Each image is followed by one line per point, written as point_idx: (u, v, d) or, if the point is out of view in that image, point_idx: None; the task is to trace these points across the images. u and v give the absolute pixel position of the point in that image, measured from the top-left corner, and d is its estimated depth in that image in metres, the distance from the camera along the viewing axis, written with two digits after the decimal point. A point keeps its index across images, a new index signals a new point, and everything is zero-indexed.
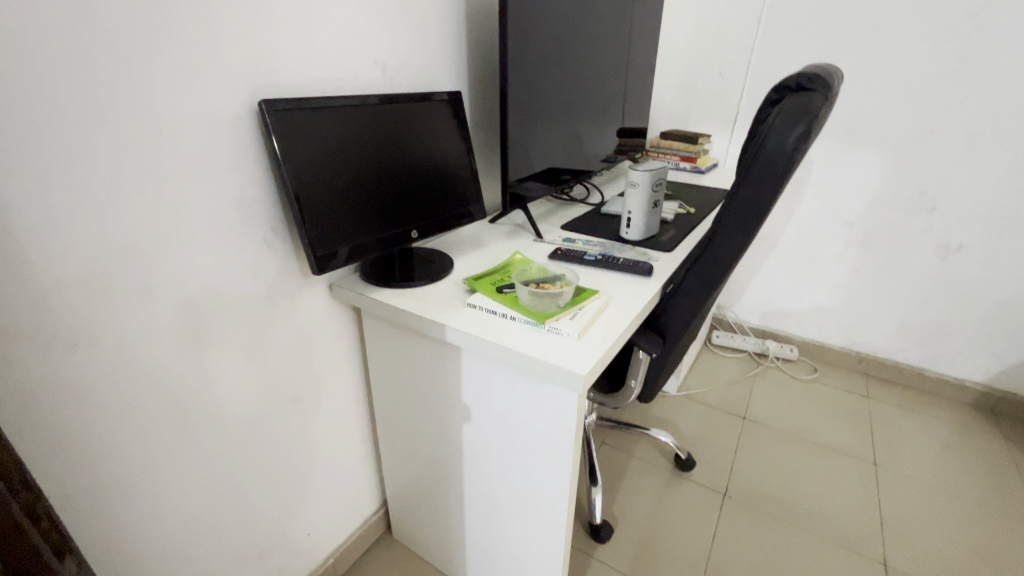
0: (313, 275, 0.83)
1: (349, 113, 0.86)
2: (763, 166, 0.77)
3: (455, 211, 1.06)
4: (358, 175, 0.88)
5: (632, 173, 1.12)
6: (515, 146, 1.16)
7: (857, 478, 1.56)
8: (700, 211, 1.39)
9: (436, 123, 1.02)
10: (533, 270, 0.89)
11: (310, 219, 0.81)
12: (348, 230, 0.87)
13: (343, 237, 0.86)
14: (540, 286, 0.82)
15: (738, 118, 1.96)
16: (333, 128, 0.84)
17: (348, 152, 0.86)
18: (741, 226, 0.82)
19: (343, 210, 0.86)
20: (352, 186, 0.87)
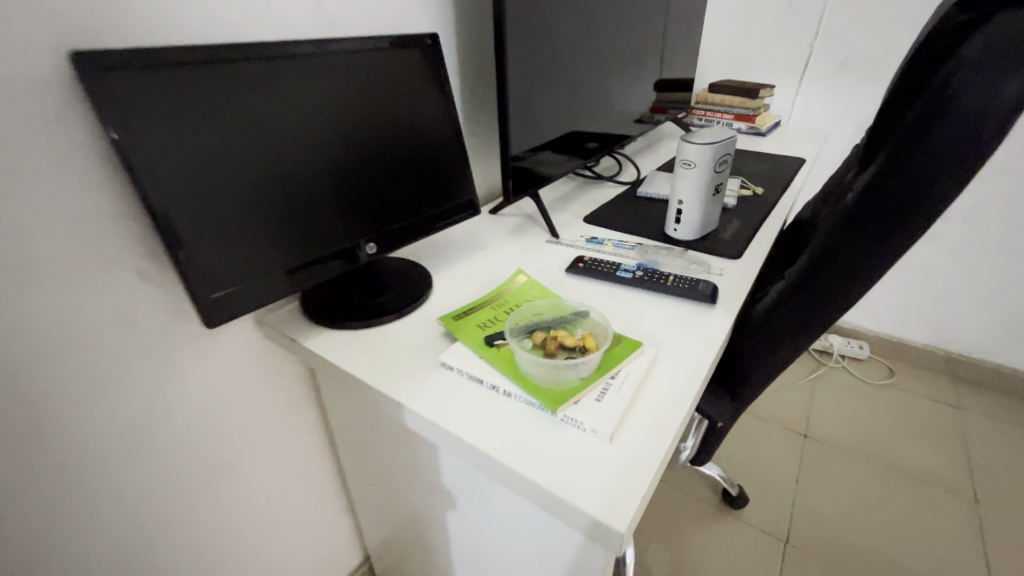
0: (208, 327, 0.56)
1: (247, 70, 0.54)
2: (936, 141, 0.44)
3: (432, 209, 0.75)
4: (270, 171, 0.58)
5: (685, 147, 0.78)
6: (517, 113, 0.83)
7: (952, 520, 1.26)
8: (769, 190, 1.05)
9: (399, 82, 0.68)
10: (539, 309, 0.60)
11: (187, 247, 0.53)
12: (259, 255, 0.58)
13: (251, 267, 0.58)
14: (552, 346, 0.53)
15: (810, 62, 1.54)
16: (226, 93, 0.53)
17: (248, 134, 0.55)
18: (870, 246, 0.51)
19: (249, 225, 0.57)
20: (261, 187, 0.57)
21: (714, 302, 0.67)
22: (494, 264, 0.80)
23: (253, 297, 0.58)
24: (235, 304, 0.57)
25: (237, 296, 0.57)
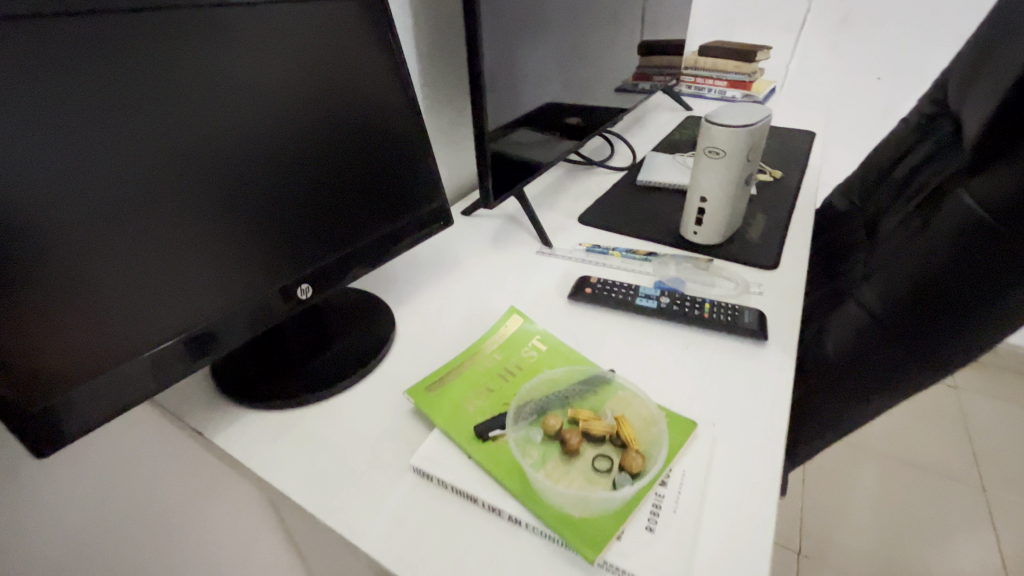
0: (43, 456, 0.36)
1: (60, 39, 0.32)
2: None
3: (388, 224, 0.55)
4: (122, 199, 0.36)
5: (709, 131, 0.61)
6: (492, 89, 0.64)
7: (959, 505, 1.18)
8: (788, 172, 0.89)
9: (329, 50, 0.46)
10: (550, 380, 0.43)
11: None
12: (120, 329, 0.38)
13: (108, 348, 0.37)
14: (574, 441, 0.38)
15: (808, 19, 1.38)
16: (35, 74, 0.32)
17: (71, 142, 0.34)
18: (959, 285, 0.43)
19: (94, 287, 0.36)
20: (107, 225, 0.36)
21: (765, 338, 0.52)
22: (477, 292, 0.62)
23: (115, 399, 0.38)
24: (82, 414, 0.37)
25: (85, 402, 0.37)
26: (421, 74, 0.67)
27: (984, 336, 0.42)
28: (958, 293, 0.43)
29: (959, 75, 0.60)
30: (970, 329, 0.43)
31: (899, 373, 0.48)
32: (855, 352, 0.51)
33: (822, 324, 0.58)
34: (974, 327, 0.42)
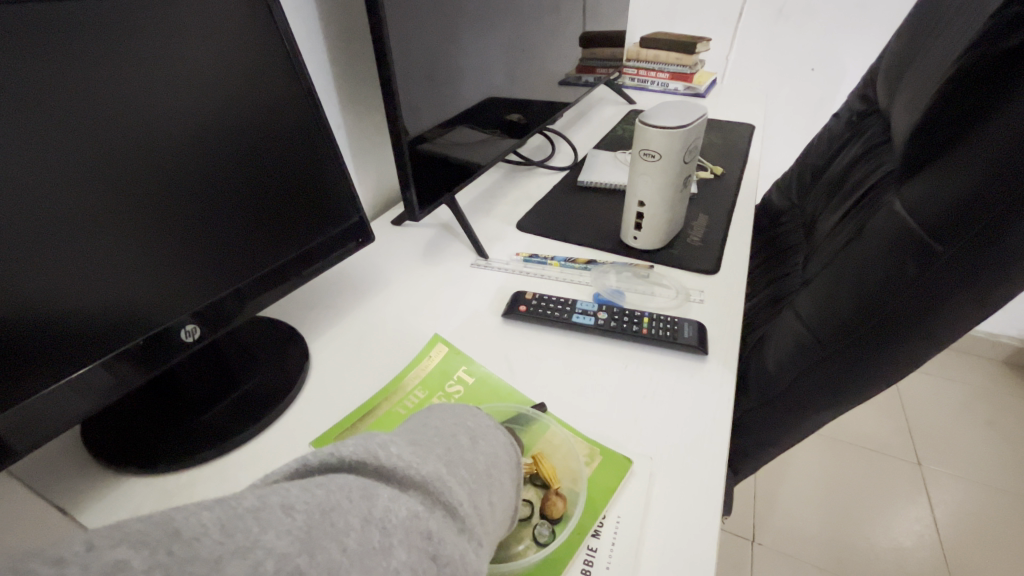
0: None
1: None
2: (997, 174, 0.35)
3: (295, 247, 0.48)
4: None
5: (644, 133, 0.58)
6: (411, 91, 0.58)
7: (898, 483, 1.22)
8: (727, 168, 0.88)
9: (206, 51, 0.38)
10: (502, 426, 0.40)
11: None
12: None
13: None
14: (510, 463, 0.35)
15: (744, 10, 1.38)
16: None
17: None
18: (916, 300, 0.41)
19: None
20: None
21: (705, 353, 0.50)
22: (403, 314, 0.57)
23: None
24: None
25: None
26: (333, 74, 0.61)
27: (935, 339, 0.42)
28: (911, 305, 0.42)
29: (886, 73, 0.59)
30: (927, 334, 0.42)
31: (851, 381, 0.48)
32: (805, 367, 0.50)
33: (767, 332, 0.57)
34: (931, 332, 0.42)
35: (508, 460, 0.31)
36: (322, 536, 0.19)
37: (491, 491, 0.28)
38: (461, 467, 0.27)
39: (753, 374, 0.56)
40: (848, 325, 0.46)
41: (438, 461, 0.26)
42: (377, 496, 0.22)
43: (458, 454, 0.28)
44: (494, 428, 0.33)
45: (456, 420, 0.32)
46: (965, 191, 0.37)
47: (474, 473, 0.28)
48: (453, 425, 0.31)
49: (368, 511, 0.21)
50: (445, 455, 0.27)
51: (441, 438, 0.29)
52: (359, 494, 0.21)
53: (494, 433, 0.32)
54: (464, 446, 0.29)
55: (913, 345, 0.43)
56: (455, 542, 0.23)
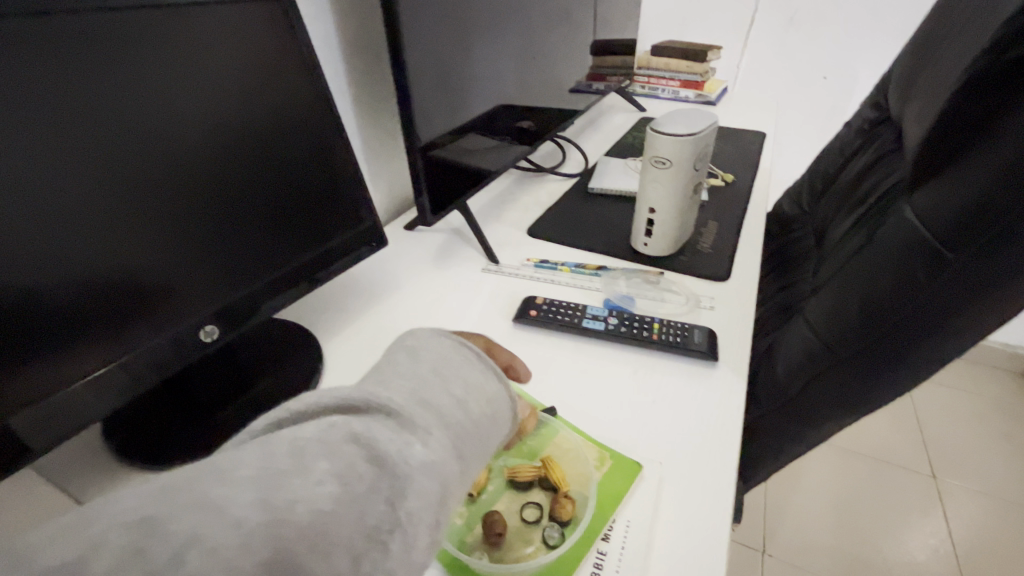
0: None
1: None
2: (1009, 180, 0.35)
3: (311, 250, 0.49)
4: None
5: (655, 140, 0.58)
6: (426, 97, 0.59)
7: (913, 497, 1.20)
8: (738, 176, 0.88)
9: (227, 63, 0.40)
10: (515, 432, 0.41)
11: None
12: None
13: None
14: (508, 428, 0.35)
15: (756, 19, 1.38)
16: None
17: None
18: (928, 305, 0.41)
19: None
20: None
21: (715, 359, 0.50)
22: (416, 318, 0.58)
23: None
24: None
25: None
26: (349, 82, 0.62)
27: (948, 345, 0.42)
28: (922, 311, 0.42)
29: (898, 81, 0.59)
30: (939, 339, 0.42)
31: (862, 388, 0.48)
32: (814, 375, 0.50)
33: (777, 339, 0.57)
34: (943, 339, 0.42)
35: (477, 367, 0.33)
36: (288, 477, 0.22)
37: (462, 395, 0.31)
38: (423, 382, 0.30)
39: (763, 382, 0.56)
40: (858, 332, 0.46)
41: (396, 386, 0.29)
42: (341, 423, 0.25)
43: (421, 373, 0.31)
44: (456, 344, 0.34)
45: (419, 344, 0.34)
46: (974, 197, 0.37)
47: (439, 385, 0.30)
48: (415, 349, 0.34)
49: (331, 437, 0.25)
50: (406, 377, 0.30)
51: (401, 365, 0.32)
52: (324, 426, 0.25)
53: (456, 345, 0.34)
54: (426, 364, 0.32)
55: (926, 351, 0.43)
56: (389, 436, 0.26)
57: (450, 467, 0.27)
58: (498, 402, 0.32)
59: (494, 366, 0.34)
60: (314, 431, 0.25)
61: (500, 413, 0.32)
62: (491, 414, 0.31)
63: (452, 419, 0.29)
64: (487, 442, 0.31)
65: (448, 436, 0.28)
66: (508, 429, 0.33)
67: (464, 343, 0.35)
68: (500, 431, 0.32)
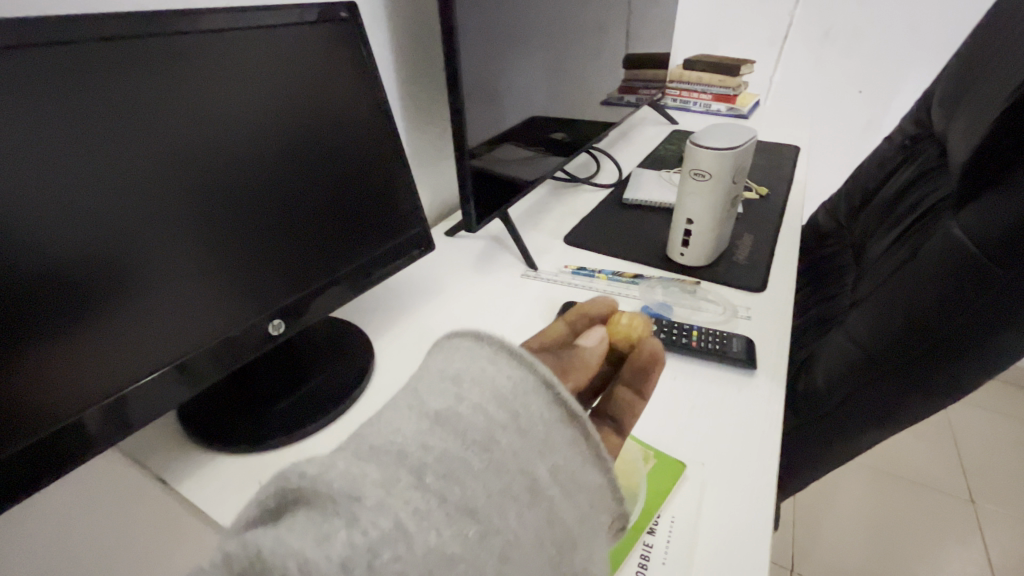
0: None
1: (18, 79, 0.29)
2: None
3: (365, 253, 0.52)
4: (44, 246, 0.31)
5: (695, 153, 0.60)
6: (473, 110, 0.63)
7: (950, 521, 1.17)
8: (773, 189, 0.89)
9: (303, 77, 0.43)
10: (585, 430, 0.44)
11: None
12: (47, 391, 0.33)
13: (34, 415, 0.32)
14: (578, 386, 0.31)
15: (790, 34, 1.38)
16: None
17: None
18: (976, 320, 0.42)
19: (8, 353, 0.31)
20: (27, 279, 0.31)
21: (754, 367, 0.51)
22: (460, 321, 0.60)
23: (60, 458, 0.34)
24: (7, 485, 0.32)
25: (33, 462, 0.33)
26: (401, 96, 0.66)
27: (995, 360, 0.43)
28: (968, 326, 0.42)
29: (941, 100, 0.60)
30: (986, 354, 0.43)
31: (904, 401, 0.48)
32: (855, 386, 0.51)
33: (816, 351, 0.57)
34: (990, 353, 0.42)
35: (526, 391, 0.26)
36: None
37: (520, 442, 0.24)
38: (460, 433, 0.23)
39: (801, 392, 0.57)
40: (901, 345, 0.46)
41: (423, 451, 0.22)
42: (359, 545, 0.19)
43: (452, 411, 0.24)
44: (488, 353, 0.27)
45: (438, 358, 0.27)
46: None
47: (485, 428, 0.24)
48: (436, 369, 0.26)
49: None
50: (430, 422, 0.24)
51: (422, 403, 0.24)
52: (333, 558, 0.19)
53: (488, 359, 0.26)
54: (456, 395, 0.25)
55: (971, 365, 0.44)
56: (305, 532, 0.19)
57: (542, 551, 0.23)
58: (577, 435, 0.26)
59: (548, 379, 0.26)
60: (326, 560, 0.18)
61: (581, 453, 0.26)
62: (576, 461, 0.26)
63: (521, 481, 0.24)
64: (581, 498, 0.26)
65: (522, 513, 0.23)
66: (601, 471, 0.27)
67: (497, 347, 0.27)
68: (591, 474, 0.27)
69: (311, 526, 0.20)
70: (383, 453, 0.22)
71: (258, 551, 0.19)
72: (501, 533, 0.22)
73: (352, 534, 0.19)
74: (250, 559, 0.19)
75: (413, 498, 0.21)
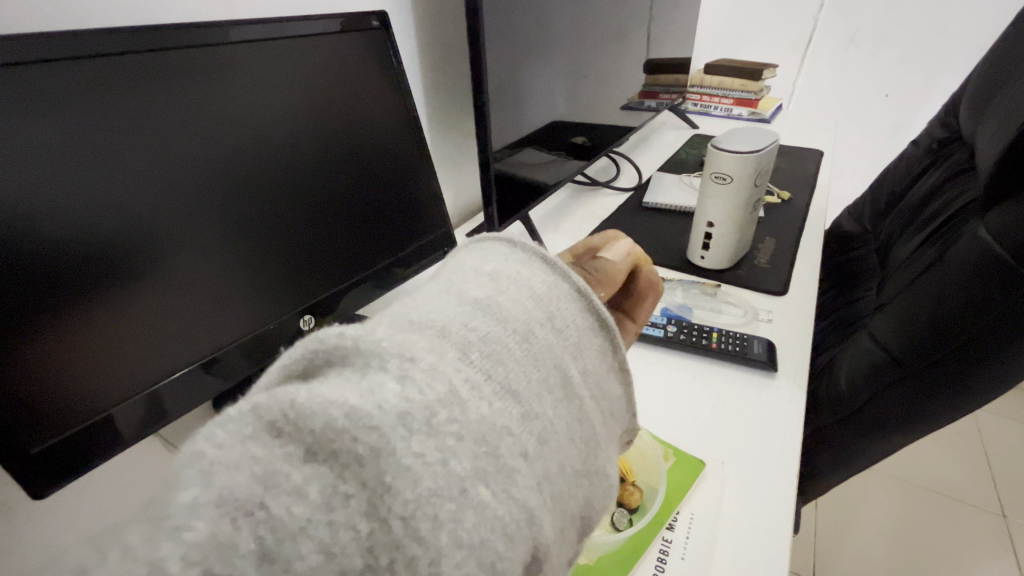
0: (41, 491, 0.33)
1: (86, 80, 0.32)
2: None
3: (390, 253, 0.53)
4: (102, 238, 0.33)
5: (716, 157, 0.60)
6: (497, 113, 0.64)
7: (981, 537, 1.13)
8: (795, 192, 0.88)
9: (338, 83, 0.45)
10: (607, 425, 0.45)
11: (17, 383, 0.31)
12: (101, 377, 0.35)
13: (87, 403, 0.34)
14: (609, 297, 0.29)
15: (813, 39, 1.37)
16: (58, 113, 0.31)
17: (37, 183, 0.30)
18: (1002, 325, 0.42)
19: (67, 340, 0.33)
20: (87, 272, 0.33)
21: (774, 370, 0.51)
22: None
23: (107, 440, 0.35)
24: (55, 471, 0.33)
25: (84, 443, 0.34)
26: (428, 99, 0.68)
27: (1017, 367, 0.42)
28: (994, 331, 0.42)
29: (969, 102, 0.59)
30: (1010, 360, 0.42)
31: (928, 406, 0.48)
32: (877, 390, 0.51)
33: (838, 355, 0.57)
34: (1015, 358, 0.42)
35: (560, 296, 0.24)
36: None
37: (556, 337, 0.22)
38: (502, 320, 0.21)
39: (824, 394, 0.57)
40: (923, 348, 0.46)
41: (467, 330, 0.20)
42: (415, 402, 0.17)
43: (491, 300, 0.22)
44: (521, 257, 0.24)
45: (465, 258, 0.25)
46: None
47: (523, 320, 0.22)
48: (468, 268, 0.24)
49: (405, 436, 0.17)
50: (472, 307, 0.21)
51: (459, 291, 0.22)
52: (390, 409, 0.17)
53: (522, 262, 0.24)
54: (493, 288, 0.22)
55: (997, 370, 0.43)
56: (343, 387, 0.18)
57: (574, 448, 0.22)
58: (605, 345, 0.24)
59: (584, 288, 0.24)
60: (380, 410, 0.17)
61: (606, 362, 0.24)
62: (602, 368, 0.24)
63: (553, 374, 0.22)
64: (605, 407, 0.24)
65: (556, 405, 0.21)
66: (620, 383, 0.25)
67: (531, 253, 0.25)
68: (613, 385, 0.25)
69: (351, 382, 0.18)
70: (426, 325, 0.20)
71: (292, 399, 0.17)
72: (539, 418, 0.20)
73: (405, 389, 0.18)
74: (286, 408, 0.17)
75: (461, 370, 0.19)
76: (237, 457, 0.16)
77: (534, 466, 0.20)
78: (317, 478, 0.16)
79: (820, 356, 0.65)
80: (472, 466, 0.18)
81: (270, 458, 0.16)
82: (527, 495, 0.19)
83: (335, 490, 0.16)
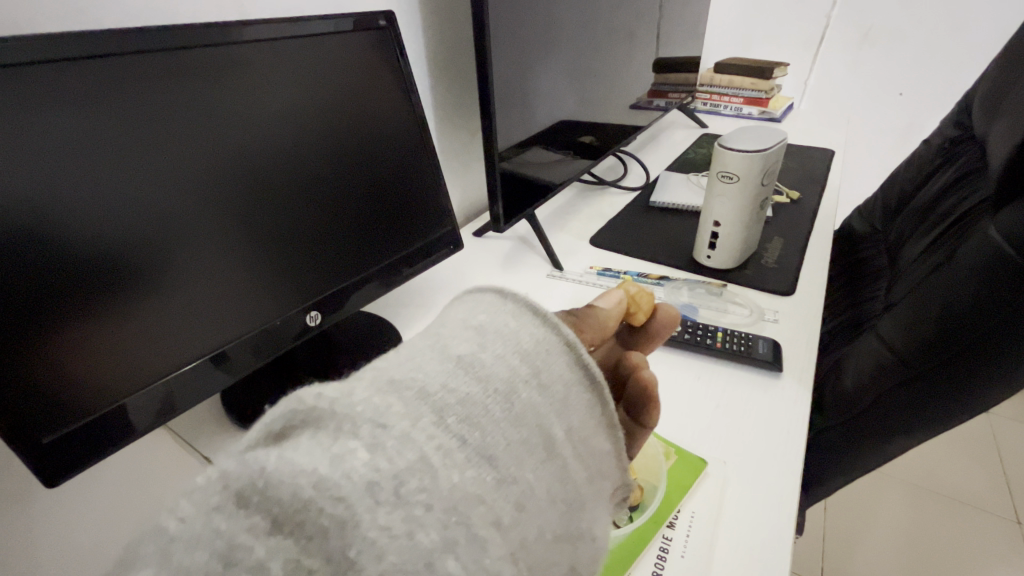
0: (53, 480, 0.34)
1: (99, 80, 0.32)
2: None
3: (395, 250, 0.54)
4: (114, 234, 0.34)
5: (723, 155, 0.60)
6: (503, 114, 0.64)
7: (995, 543, 1.11)
8: (805, 193, 0.87)
9: (345, 82, 0.46)
10: None
11: (30, 374, 0.32)
12: (111, 370, 0.35)
13: (99, 394, 0.35)
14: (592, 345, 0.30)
15: (826, 36, 1.35)
16: (71, 112, 0.32)
17: (47, 182, 0.31)
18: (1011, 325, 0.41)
19: (79, 333, 0.33)
20: (98, 266, 0.33)
21: (779, 369, 0.50)
22: None
23: (117, 431, 0.36)
24: (67, 460, 0.34)
25: (95, 433, 0.35)
26: (434, 100, 0.68)
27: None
28: (1005, 331, 0.42)
29: (983, 98, 0.58)
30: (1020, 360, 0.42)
31: (936, 408, 0.47)
32: (883, 390, 0.50)
33: (845, 355, 0.57)
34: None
35: (549, 350, 0.24)
36: None
37: (541, 397, 0.22)
38: (482, 379, 0.21)
39: (829, 393, 0.57)
40: (931, 348, 0.46)
41: (446, 391, 0.20)
42: (384, 471, 0.18)
43: (474, 358, 0.22)
44: (510, 310, 0.25)
45: (456, 311, 0.25)
46: None
47: (505, 379, 0.22)
48: (458, 321, 0.24)
49: (373, 506, 0.17)
50: (454, 365, 0.22)
51: (444, 347, 0.23)
52: (357, 479, 0.17)
53: (510, 315, 0.24)
54: (477, 345, 0.23)
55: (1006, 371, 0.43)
56: (315, 452, 0.18)
57: (554, 511, 0.22)
58: (593, 399, 0.24)
59: (572, 341, 0.24)
60: (347, 480, 0.17)
61: (595, 419, 0.24)
62: (589, 425, 0.24)
63: (537, 435, 0.22)
64: (591, 462, 0.24)
65: (538, 468, 0.21)
66: (612, 440, 0.25)
67: (521, 306, 0.25)
68: (602, 440, 0.24)
69: (321, 446, 0.18)
70: (404, 386, 0.20)
71: (262, 467, 0.17)
72: (516, 483, 0.20)
73: (374, 458, 0.18)
74: (253, 476, 0.17)
75: (434, 436, 0.19)
76: (199, 532, 0.16)
77: (508, 535, 0.20)
78: (278, 551, 0.17)
79: (827, 356, 0.65)
80: (439, 538, 0.18)
81: (233, 532, 0.17)
82: (498, 567, 0.19)
83: (296, 566, 0.17)
